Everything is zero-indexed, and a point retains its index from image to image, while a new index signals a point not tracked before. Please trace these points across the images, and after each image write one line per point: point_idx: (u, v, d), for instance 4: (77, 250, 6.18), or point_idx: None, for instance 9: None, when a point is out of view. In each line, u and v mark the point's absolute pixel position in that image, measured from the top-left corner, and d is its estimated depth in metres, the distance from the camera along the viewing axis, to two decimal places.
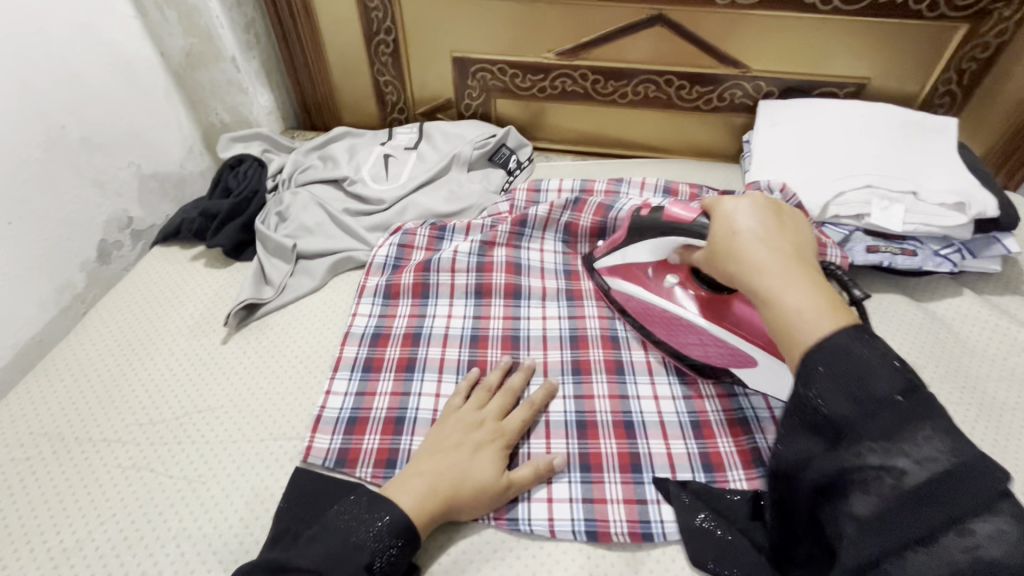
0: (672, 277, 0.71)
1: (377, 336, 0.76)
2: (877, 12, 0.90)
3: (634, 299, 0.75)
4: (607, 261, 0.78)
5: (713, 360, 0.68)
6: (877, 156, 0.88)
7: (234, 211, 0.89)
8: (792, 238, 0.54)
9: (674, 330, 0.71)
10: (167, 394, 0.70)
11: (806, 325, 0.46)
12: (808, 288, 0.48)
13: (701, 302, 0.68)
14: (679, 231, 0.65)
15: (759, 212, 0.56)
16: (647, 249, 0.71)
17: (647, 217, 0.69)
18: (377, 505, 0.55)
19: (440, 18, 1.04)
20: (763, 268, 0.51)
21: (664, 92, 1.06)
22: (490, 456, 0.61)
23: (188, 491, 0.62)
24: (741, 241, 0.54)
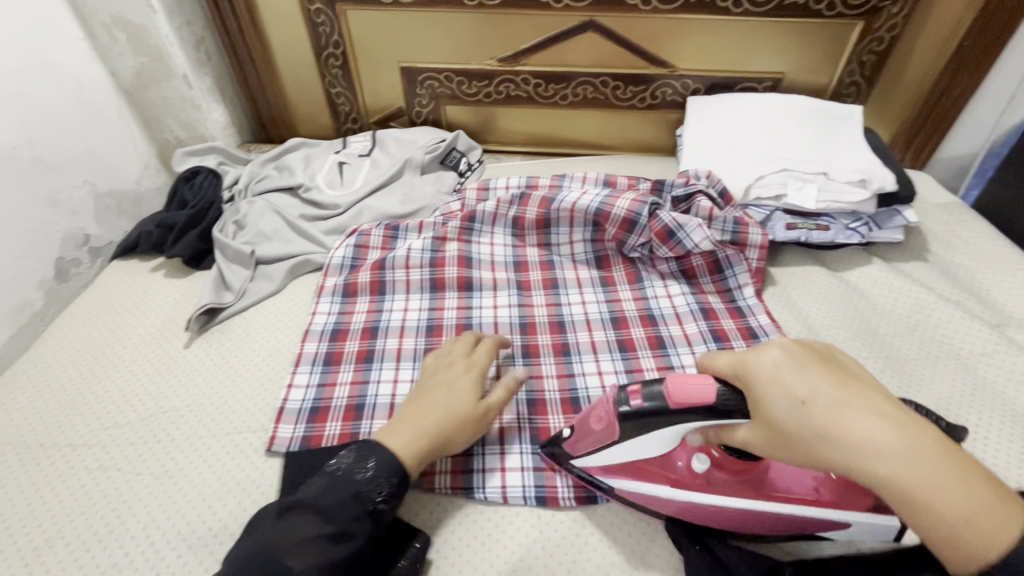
0: (695, 460, 0.58)
1: (337, 332, 0.80)
2: (783, 13, 0.99)
3: (649, 499, 0.60)
4: (598, 460, 0.60)
5: (773, 530, 0.59)
6: (792, 142, 0.96)
7: (192, 222, 0.92)
8: (867, 385, 0.47)
9: (725, 519, 0.58)
10: (132, 398, 0.73)
11: (978, 529, 0.40)
12: (949, 475, 0.41)
13: (737, 475, 0.58)
14: (705, 417, 0.51)
15: (808, 366, 0.47)
16: (659, 442, 0.56)
17: (647, 412, 0.53)
18: (367, 452, 0.59)
19: (384, 30, 1.09)
20: (886, 459, 0.42)
21: (601, 92, 1.14)
22: (466, 388, 0.66)
23: (156, 486, 0.64)
24: (821, 413, 0.44)
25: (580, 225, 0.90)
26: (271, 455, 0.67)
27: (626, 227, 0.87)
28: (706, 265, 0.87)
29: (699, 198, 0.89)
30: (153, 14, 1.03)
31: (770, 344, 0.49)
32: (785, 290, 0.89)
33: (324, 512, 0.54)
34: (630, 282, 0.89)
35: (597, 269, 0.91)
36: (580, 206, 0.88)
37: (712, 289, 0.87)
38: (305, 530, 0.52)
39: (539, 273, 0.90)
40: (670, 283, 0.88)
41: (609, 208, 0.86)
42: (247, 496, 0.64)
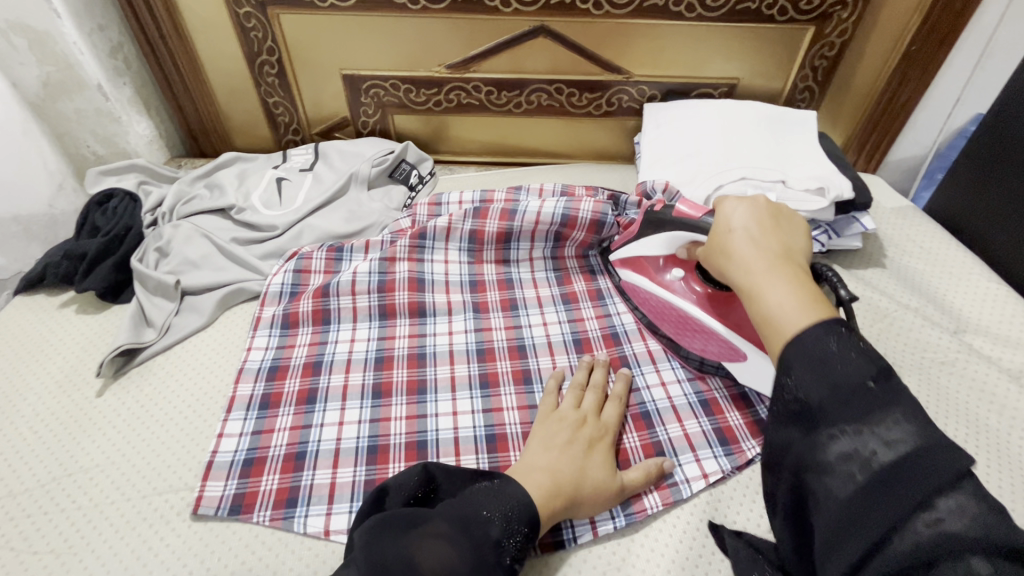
0: (676, 270, 0.75)
1: (275, 369, 0.73)
2: (735, 18, 0.97)
3: (638, 288, 0.79)
4: (618, 252, 0.82)
5: (701, 350, 0.72)
6: (749, 150, 0.94)
7: (105, 251, 0.81)
8: (784, 239, 0.57)
9: (669, 318, 0.75)
10: (32, 460, 0.63)
11: (782, 320, 0.48)
12: (792, 288, 0.50)
13: (705, 300, 0.72)
14: (687, 228, 0.70)
15: (757, 211, 0.59)
16: (657, 245, 0.76)
17: (663, 213, 0.74)
18: (517, 498, 0.54)
19: (324, 35, 1.01)
20: (749, 268, 0.54)
21: (556, 99, 1.10)
22: (601, 453, 0.62)
23: (58, 564, 0.56)
24: (730, 241, 0.58)
25: (541, 238, 0.87)
26: (196, 519, 0.59)
27: (593, 229, 0.86)
28: None
29: (658, 210, 0.87)
30: (57, 19, 0.93)
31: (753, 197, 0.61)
32: None
33: (463, 549, 0.49)
34: (592, 299, 0.85)
35: (558, 286, 0.87)
36: (544, 215, 0.84)
37: None
38: (452, 560, 0.48)
39: (497, 293, 0.85)
40: None
41: (574, 213, 0.84)
42: (167, 569, 0.56)
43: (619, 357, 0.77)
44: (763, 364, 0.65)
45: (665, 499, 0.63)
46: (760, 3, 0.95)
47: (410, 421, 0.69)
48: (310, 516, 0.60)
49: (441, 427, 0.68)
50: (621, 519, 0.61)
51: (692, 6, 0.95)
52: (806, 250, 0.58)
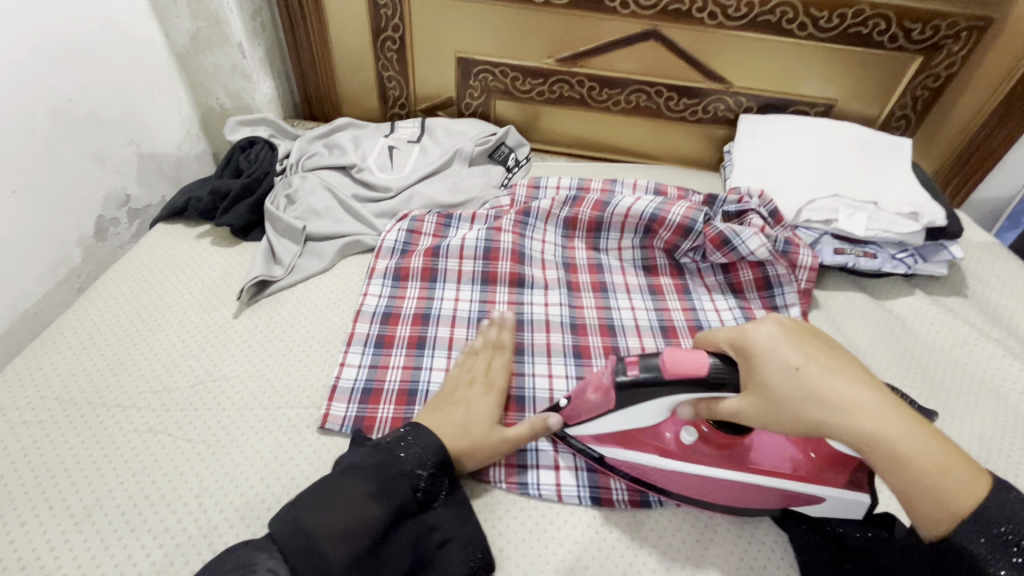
0: (686, 433, 0.60)
1: (388, 315, 0.80)
2: (844, 40, 1.00)
3: (644, 467, 0.62)
4: (595, 432, 0.63)
5: (754, 506, 0.61)
6: (842, 170, 0.98)
7: (245, 192, 0.90)
8: (835, 357, 0.52)
9: (701, 488, 0.61)
10: (182, 364, 0.72)
11: (960, 497, 0.46)
12: (923, 436, 0.47)
13: (719, 450, 0.60)
14: (695, 388, 0.54)
15: (796, 339, 0.52)
16: (653, 411, 0.57)
17: (644, 380, 0.55)
18: (420, 434, 0.61)
19: (447, 18, 1.09)
20: (882, 441, 0.47)
21: (654, 101, 1.14)
22: (485, 409, 0.67)
23: (208, 454, 0.63)
24: (813, 388, 0.48)
25: (631, 230, 0.92)
26: (323, 433, 0.67)
27: (680, 233, 0.88)
28: (754, 281, 0.89)
29: (752, 216, 0.89)
30: None
31: (766, 321, 0.53)
32: (828, 312, 0.90)
33: (367, 475, 0.57)
34: (678, 292, 0.90)
35: (645, 276, 0.92)
36: (635, 211, 0.89)
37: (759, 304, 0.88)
38: (352, 490, 0.55)
39: (588, 276, 0.91)
40: (716, 297, 0.89)
41: (664, 214, 0.88)
42: (300, 470, 0.63)
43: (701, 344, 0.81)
44: (842, 494, 0.58)
45: None
46: (873, 29, 0.98)
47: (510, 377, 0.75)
48: None
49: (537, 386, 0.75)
50: None
51: (805, 24, 0.99)
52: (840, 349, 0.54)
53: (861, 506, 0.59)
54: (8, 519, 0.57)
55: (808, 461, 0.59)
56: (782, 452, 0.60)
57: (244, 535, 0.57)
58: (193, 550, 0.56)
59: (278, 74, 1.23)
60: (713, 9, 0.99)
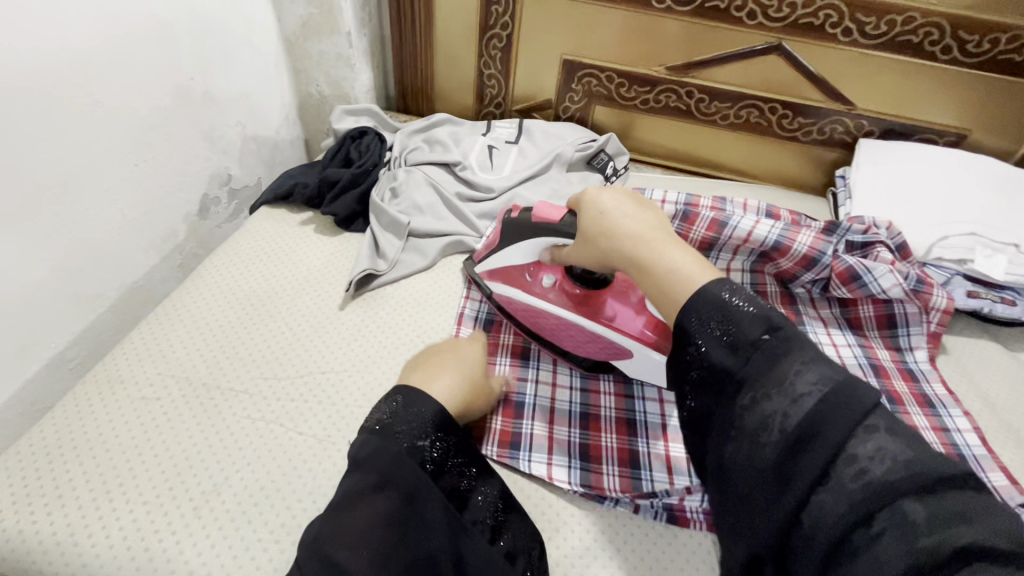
0: (547, 277, 0.74)
1: (491, 322, 0.80)
2: (991, 67, 0.93)
3: (513, 302, 0.76)
4: (487, 268, 0.79)
5: (585, 351, 0.73)
6: (978, 207, 0.91)
7: (353, 182, 0.90)
8: (653, 211, 0.61)
9: (547, 325, 0.74)
10: (292, 352, 0.71)
11: (678, 285, 0.52)
12: (678, 251, 0.55)
13: (572, 298, 0.72)
14: (545, 232, 0.69)
15: (614, 193, 0.62)
16: (523, 251, 0.73)
17: (518, 219, 0.72)
18: (414, 399, 0.55)
19: (560, 19, 1.06)
20: (643, 237, 0.58)
21: (766, 118, 1.09)
22: (471, 357, 0.67)
23: (319, 449, 0.62)
24: (616, 215, 0.60)
25: (745, 253, 0.87)
26: None
27: (804, 264, 0.83)
28: (876, 319, 0.83)
29: (881, 249, 0.83)
30: None
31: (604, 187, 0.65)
32: (957, 358, 0.83)
33: (387, 484, 0.50)
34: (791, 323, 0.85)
35: None
36: (757, 235, 0.83)
37: (880, 344, 0.83)
38: (376, 505, 0.48)
39: None
40: (834, 331, 0.84)
41: (789, 242, 0.82)
42: None
43: (921, 395, 0.76)
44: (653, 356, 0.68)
45: None
46: None
47: (619, 398, 0.74)
48: (534, 461, 0.66)
49: (649, 411, 0.72)
50: None
51: (950, 48, 0.92)
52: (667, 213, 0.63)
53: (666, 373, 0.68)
54: (128, 496, 0.57)
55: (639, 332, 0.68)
56: (628, 324, 0.69)
57: None
58: None
59: (377, 66, 1.23)
60: (849, 25, 0.93)
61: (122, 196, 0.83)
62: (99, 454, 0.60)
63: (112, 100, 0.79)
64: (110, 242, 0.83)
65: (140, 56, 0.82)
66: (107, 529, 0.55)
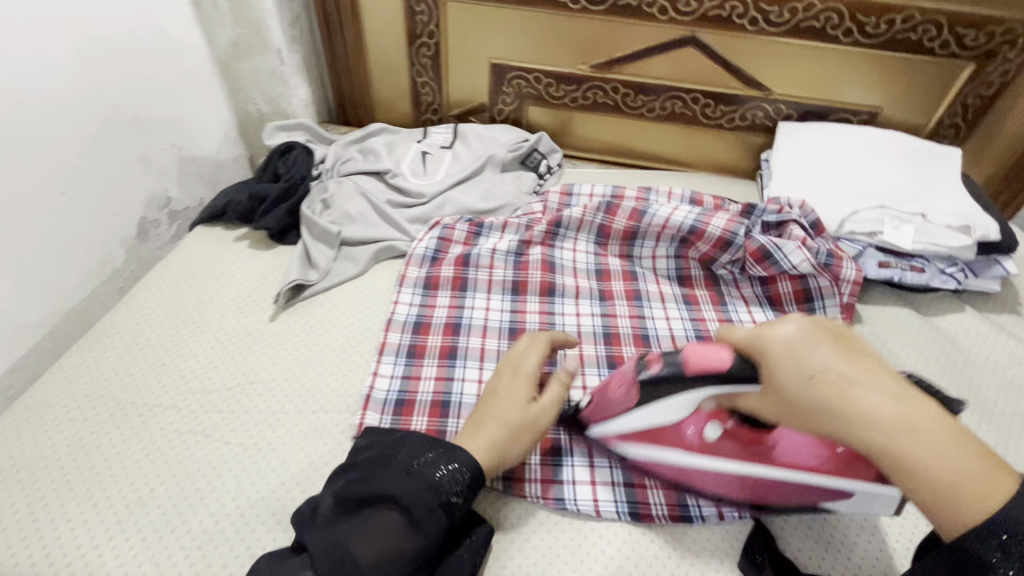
0: (711, 428, 0.58)
1: (419, 325, 0.80)
2: (891, 46, 0.97)
3: (664, 461, 0.62)
4: (614, 428, 0.63)
5: (769, 499, 0.59)
6: (888, 180, 0.95)
7: (283, 196, 0.92)
8: (863, 359, 0.47)
9: (717, 480, 0.60)
10: (222, 366, 0.73)
11: (970, 492, 0.41)
12: (951, 446, 0.42)
13: (743, 445, 0.58)
14: (716, 385, 0.54)
15: (821, 345, 0.47)
16: (674, 405, 0.57)
17: (659, 376, 0.57)
18: (457, 454, 0.57)
19: (483, 25, 1.09)
20: (885, 429, 0.43)
21: (690, 108, 1.12)
22: (519, 391, 0.63)
23: (244, 455, 0.64)
24: (840, 393, 0.45)
25: (667, 240, 0.90)
26: None
27: (719, 246, 0.87)
28: (794, 294, 0.87)
29: (793, 227, 0.87)
30: None
31: (790, 321, 0.49)
32: (873, 327, 0.87)
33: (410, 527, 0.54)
34: (714, 303, 0.88)
35: (679, 286, 0.90)
36: (674, 222, 0.87)
37: None
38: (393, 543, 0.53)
39: (622, 283, 0.90)
40: (754, 309, 0.87)
41: (703, 226, 0.86)
42: None
43: None
44: (871, 491, 0.54)
45: None
46: (922, 35, 0.95)
47: None
48: None
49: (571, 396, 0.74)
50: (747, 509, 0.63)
51: (851, 30, 0.96)
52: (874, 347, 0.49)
53: (894, 505, 0.56)
54: (54, 514, 0.59)
55: (835, 457, 0.54)
56: (805, 457, 0.55)
57: (281, 541, 0.58)
58: (230, 553, 0.57)
59: (314, 80, 1.25)
60: (754, 15, 0.97)
61: (53, 225, 0.85)
62: (26, 476, 0.61)
63: (35, 132, 0.80)
64: (43, 271, 0.84)
65: (62, 87, 0.83)
66: (32, 547, 0.56)
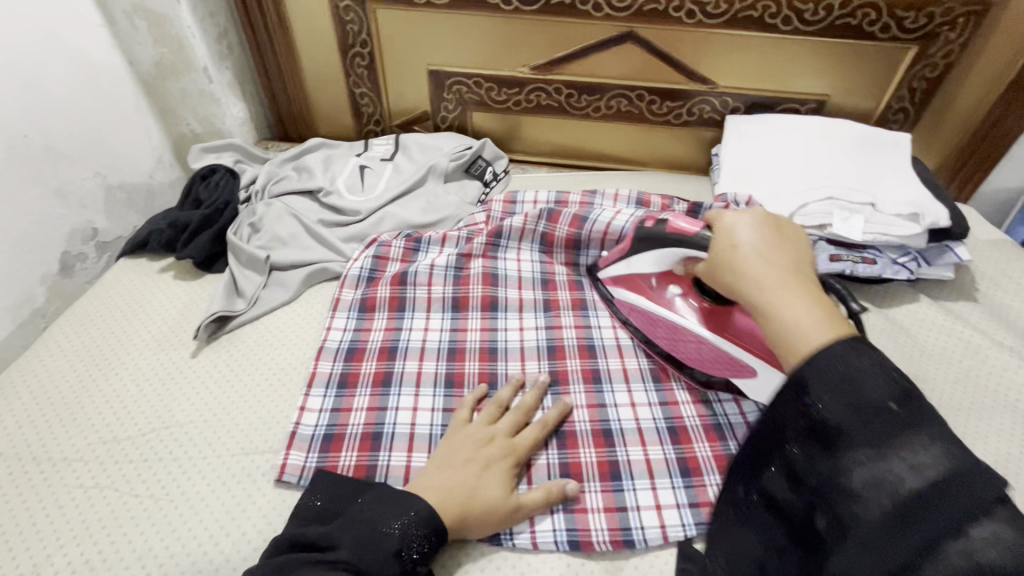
0: (674, 287, 0.74)
1: (352, 351, 0.76)
2: (832, 32, 0.94)
3: (637, 307, 0.77)
4: (610, 272, 0.81)
5: (704, 365, 0.71)
6: (836, 170, 0.92)
7: (206, 222, 0.88)
8: (789, 250, 0.58)
9: (665, 333, 0.74)
10: (136, 410, 0.68)
11: (798, 336, 0.51)
12: (805, 301, 0.53)
13: (700, 312, 0.71)
14: (683, 246, 0.67)
15: (761, 227, 0.59)
16: (650, 260, 0.73)
17: (652, 228, 0.71)
18: (434, 524, 0.54)
19: (416, 31, 1.05)
20: (762, 283, 0.55)
21: (636, 106, 1.09)
22: (501, 473, 0.61)
23: (153, 508, 0.60)
24: (742, 255, 0.58)
25: (613, 246, 0.86)
26: (279, 486, 0.62)
27: None
28: None
29: None
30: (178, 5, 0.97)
31: (749, 212, 0.62)
32: None
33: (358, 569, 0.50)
34: None
35: None
36: (616, 226, 0.84)
37: None
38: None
39: (568, 292, 0.86)
40: None
41: None
42: (252, 523, 0.59)
43: None
44: (769, 374, 0.64)
45: None
46: (862, 19, 0.92)
47: None
48: None
49: None
50: (691, 528, 0.60)
51: (790, 18, 0.94)
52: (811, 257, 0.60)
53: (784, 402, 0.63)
54: None
55: (764, 349, 0.65)
56: (755, 333, 0.66)
57: None
58: None
59: (250, 96, 1.20)
60: (690, 7, 0.94)
61: None
62: None
63: None
64: None
65: None
66: None
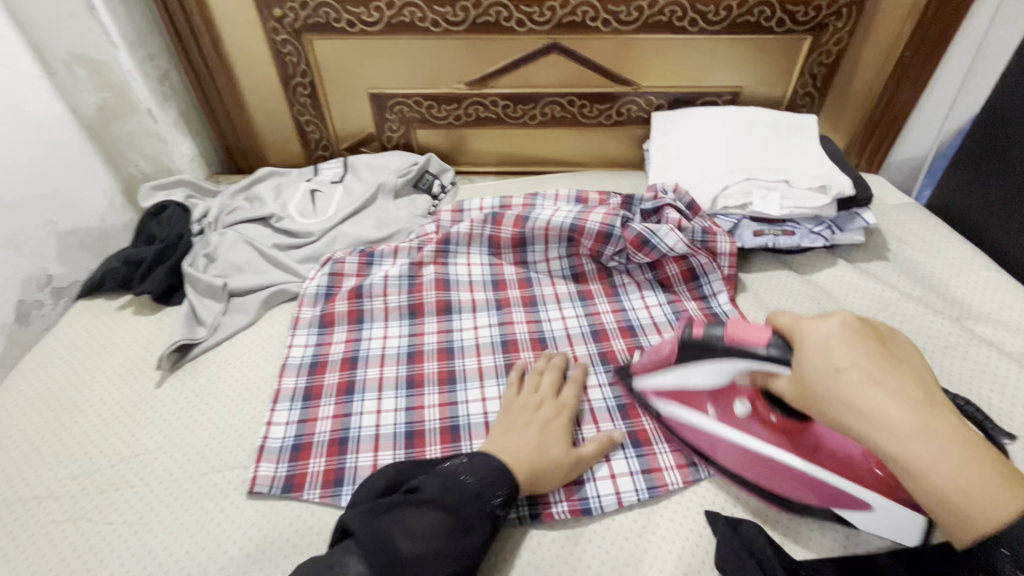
0: (739, 404, 0.65)
1: (315, 364, 0.79)
2: (735, 30, 1.03)
3: (692, 425, 0.68)
4: (652, 383, 0.71)
5: (800, 497, 0.62)
6: (754, 153, 1.00)
7: (161, 257, 0.90)
8: (905, 371, 0.50)
9: (749, 463, 0.64)
10: (104, 444, 0.70)
11: (974, 510, 0.44)
12: (964, 457, 0.45)
13: (778, 433, 0.63)
14: (751, 359, 0.59)
15: (857, 343, 0.51)
16: (707, 371, 0.65)
17: (702, 338, 0.62)
18: (508, 477, 0.60)
19: (353, 59, 1.10)
20: (899, 435, 0.47)
21: (569, 111, 1.16)
22: (557, 433, 0.67)
23: (128, 534, 0.62)
24: (857, 389, 0.49)
25: (556, 242, 0.91)
26: (253, 497, 0.65)
27: (601, 240, 0.88)
28: (681, 274, 0.90)
29: (668, 211, 0.91)
30: (115, 50, 1.02)
31: (832, 316, 0.54)
32: (756, 294, 0.91)
33: (445, 509, 0.56)
34: (607, 295, 0.91)
35: (574, 283, 0.93)
36: (555, 223, 0.89)
37: (687, 296, 0.90)
38: (425, 522, 0.54)
39: (517, 290, 0.91)
40: (646, 293, 0.90)
41: (583, 223, 0.88)
42: (227, 535, 0.62)
43: None
44: (895, 510, 0.56)
45: (685, 477, 0.67)
46: (759, 16, 1.02)
47: (443, 408, 0.74)
48: None
49: (471, 412, 0.74)
50: (644, 491, 0.66)
51: (695, 20, 1.02)
52: (919, 367, 0.53)
53: (916, 532, 0.56)
54: None
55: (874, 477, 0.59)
56: (849, 456, 0.61)
57: None
58: None
59: (197, 131, 1.23)
60: (605, 16, 1.02)
61: None
62: None
63: None
64: None
65: None
66: None
